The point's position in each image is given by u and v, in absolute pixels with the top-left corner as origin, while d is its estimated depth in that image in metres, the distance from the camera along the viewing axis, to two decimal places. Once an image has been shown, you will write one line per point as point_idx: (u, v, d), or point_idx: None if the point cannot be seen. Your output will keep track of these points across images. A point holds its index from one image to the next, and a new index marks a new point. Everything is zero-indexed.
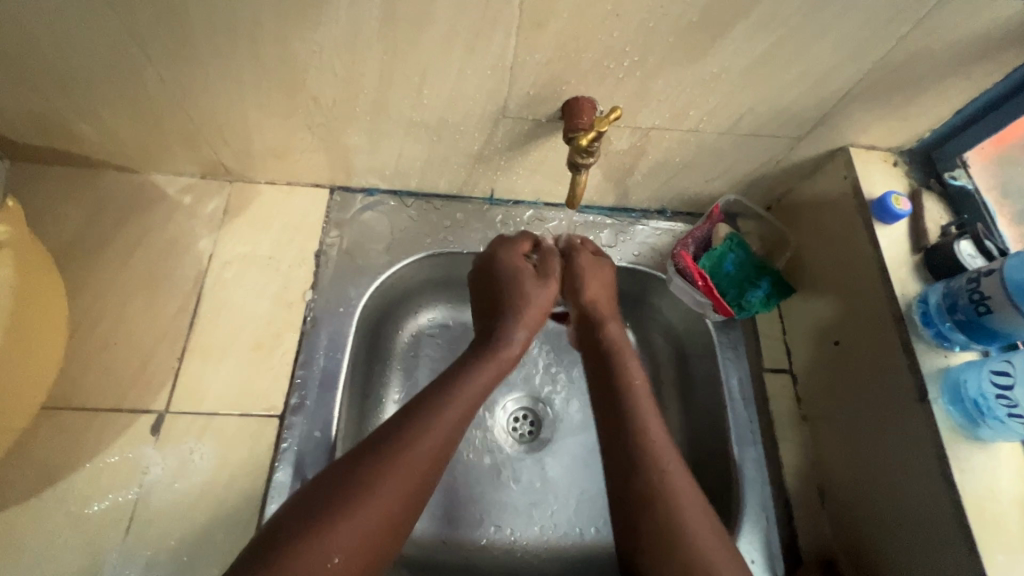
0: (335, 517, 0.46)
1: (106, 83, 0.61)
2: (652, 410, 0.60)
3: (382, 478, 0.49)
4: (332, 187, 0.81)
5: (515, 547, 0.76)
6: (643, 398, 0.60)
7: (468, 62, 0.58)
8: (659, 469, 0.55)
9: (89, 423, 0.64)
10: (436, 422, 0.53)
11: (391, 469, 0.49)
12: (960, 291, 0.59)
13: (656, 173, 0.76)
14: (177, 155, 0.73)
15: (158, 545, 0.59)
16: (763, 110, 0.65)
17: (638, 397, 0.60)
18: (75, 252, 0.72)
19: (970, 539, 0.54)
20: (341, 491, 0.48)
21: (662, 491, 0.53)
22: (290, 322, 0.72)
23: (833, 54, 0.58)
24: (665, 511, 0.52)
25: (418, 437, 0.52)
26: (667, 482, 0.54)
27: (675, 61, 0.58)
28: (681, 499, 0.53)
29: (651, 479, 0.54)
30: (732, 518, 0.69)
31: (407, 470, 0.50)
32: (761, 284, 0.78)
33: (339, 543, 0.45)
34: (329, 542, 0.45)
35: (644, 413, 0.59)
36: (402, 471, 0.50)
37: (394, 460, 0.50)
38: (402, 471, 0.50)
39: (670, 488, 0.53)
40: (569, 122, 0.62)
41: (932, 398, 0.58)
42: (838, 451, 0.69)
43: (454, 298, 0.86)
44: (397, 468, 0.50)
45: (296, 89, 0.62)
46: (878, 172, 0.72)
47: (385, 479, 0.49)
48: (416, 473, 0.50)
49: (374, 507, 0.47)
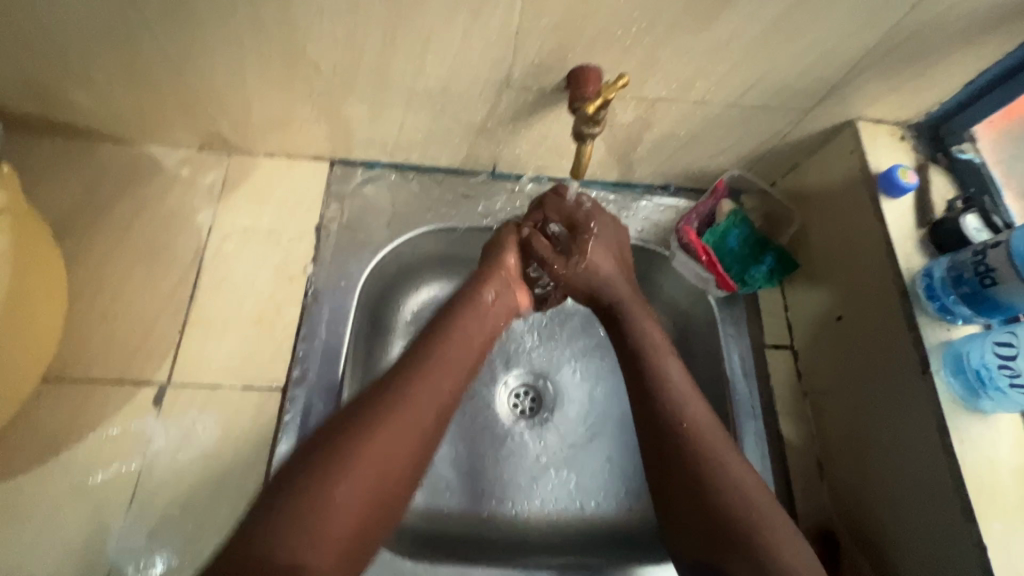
0: (336, 460, 0.48)
1: (100, 49, 0.59)
2: (682, 374, 0.62)
3: (383, 423, 0.51)
4: (332, 160, 0.79)
5: (516, 520, 0.76)
6: (673, 364, 0.62)
7: (472, 28, 0.57)
8: (690, 431, 0.57)
9: (90, 395, 0.63)
10: (433, 372, 0.56)
11: (387, 419, 0.51)
12: (966, 263, 0.59)
13: (661, 147, 0.75)
14: (175, 126, 0.72)
15: (163, 514, 0.60)
16: (773, 81, 0.64)
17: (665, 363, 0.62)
18: (71, 224, 0.71)
19: (969, 507, 0.54)
20: (342, 439, 0.50)
21: (697, 452, 0.56)
22: (291, 296, 0.72)
23: (846, 21, 0.56)
24: (699, 471, 0.55)
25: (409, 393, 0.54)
26: (698, 439, 0.56)
27: (685, 28, 0.57)
28: (721, 454, 0.56)
29: (685, 439, 0.56)
30: None
31: (406, 419, 0.52)
32: (764, 260, 0.78)
33: (343, 482, 0.47)
34: (333, 484, 0.47)
35: (673, 380, 0.60)
36: (403, 417, 0.52)
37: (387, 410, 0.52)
38: (399, 422, 0.52)
39: (704, 449, 0.56)
40: (574, 92, 0.61)
41: (934, 370, 0.59)
42: (839, 425, 0.70)
43: (457, 272, 0.85)
44: (393, 419, 0.52)
45: (296, 56, 0.60)
46: (885, 146, 0.71)
47: (380, 432, 0.51)
48: (416, 424, 0.53)
49: (378, 449, 0.50)
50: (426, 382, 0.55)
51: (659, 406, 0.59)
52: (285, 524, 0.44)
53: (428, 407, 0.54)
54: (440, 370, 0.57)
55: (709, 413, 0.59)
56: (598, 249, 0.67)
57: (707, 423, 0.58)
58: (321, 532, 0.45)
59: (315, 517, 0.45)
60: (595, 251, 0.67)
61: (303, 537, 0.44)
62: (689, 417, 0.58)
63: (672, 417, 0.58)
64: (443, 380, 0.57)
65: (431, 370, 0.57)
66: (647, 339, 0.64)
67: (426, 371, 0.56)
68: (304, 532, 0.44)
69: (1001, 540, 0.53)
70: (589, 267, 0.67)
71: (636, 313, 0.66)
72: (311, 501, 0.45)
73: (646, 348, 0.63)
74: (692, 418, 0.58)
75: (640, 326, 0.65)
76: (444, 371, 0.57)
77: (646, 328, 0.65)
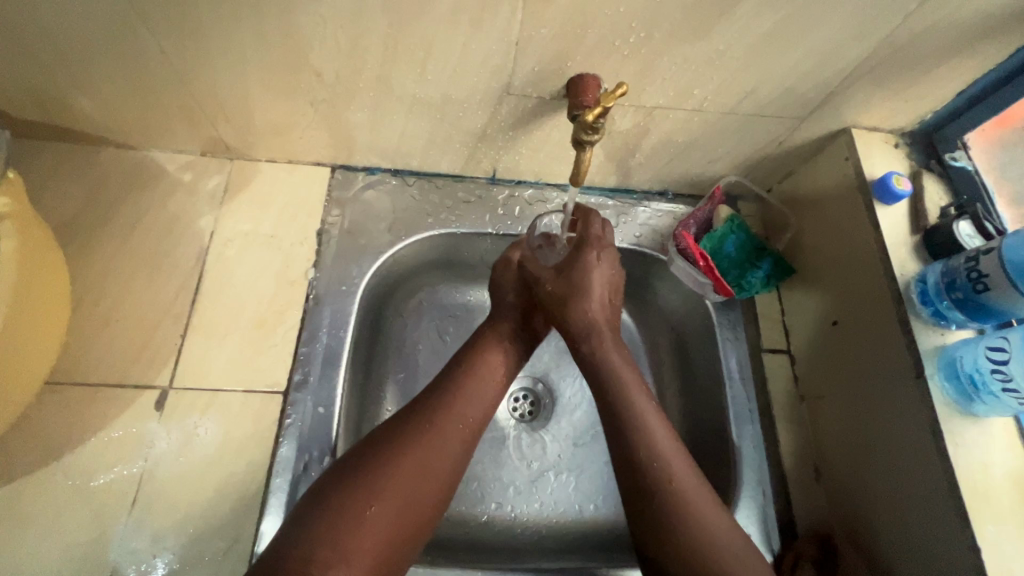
0: (367, 481, 0.53)
1: (105, 56, 0.60)
2: (663, 430, 0.59)
3: (411, 448, 0.56)
4: (333, 166, 0.80)
5: (515, 524, 0.77)
6: (654, 417, 0.60)
7: (473, 37, 0.58)
8: (670, 493, 0.55)
9: (93, 398, 0.64)
10: (458, 403, 0.61)
11: (416, 442, 0.57)
12: (959, 270, 0.60)
13: (659, 154, 0.76)
14: (178, 132, 0.72)
15: (164, 518, 0.60)
16: (769, 89, 0.65)
17: (644, 416, 0.60)
18: (74, 228, 0.71)
19: (964, 511, 0.55)
20: (374, 458, 0.55)
21: (675, 515, 0.54)
22: (292, 300, 0.72)
23: (839, 31, 0.58)
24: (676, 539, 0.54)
25: (436, 420, 0.59)
26: (679, 502, 0.55)
27: (682, 38, 0.58)
28: (683, 487, 0.56)
29: (663, 504, 0.55)
30: (731, 494, 0.70)
31: (432, 446, 0.57)
32: (762, 266, 0.78)
33: (375, 502, 0.52)
34: (363, 499, 0.52)
35: (653, 435, 0.58)
36: (430, 442, 0.57)
37: (416, 435, 0.57)
38: (426, 448, 0.57)
39: (682, 513, 0.54)
40: (575, 100, 0.62)
41: (929, 374, 0.60)
42: (836, 429, 0.70)
43: (458, 277, 0.87)
44: (421, 443, 0.57)
45: (299, 63, 0.61)
46: (879, 153, 0.72)
47: (409, 454, 0.56)
48: (443, 449, 0.57)
49: (406, 473, 0.55)
50: (452, 412, 0.60)
51: (638, 462, 0.57)
52: (323, 537, 0.49)
53: (453, 435, 0.59)
54: (464, 401, 0.62)
55: (693, 473, 0.57)
56: (584, 268, 0.67)
57: (692, 487, 0.56)
58: (354, 546, 0.50)
59: (345, 528, 0.50)
60: (584, 269, 0.67)
61: (339, 549, 0.49)
62: (668, 477, 0.56)
63: (637, 437, 0.58)
64: (467, 410, 0.61)
65: (457, 396, 0.61)
66: (621, 380, 0.62)
67: (451, 403, 0.61)
68: (340, 546, 0.49)
69: (995, 542, 0.54)
70: (573, 285, 0.67)
71: (614, 362, 0.64)
72: (343, 513, 0.51)
73: (626, 401, 0.61)
74: (671, 479, 0.56)
75: (620, 376, 0.63)
76: (468, 401, 0.62)
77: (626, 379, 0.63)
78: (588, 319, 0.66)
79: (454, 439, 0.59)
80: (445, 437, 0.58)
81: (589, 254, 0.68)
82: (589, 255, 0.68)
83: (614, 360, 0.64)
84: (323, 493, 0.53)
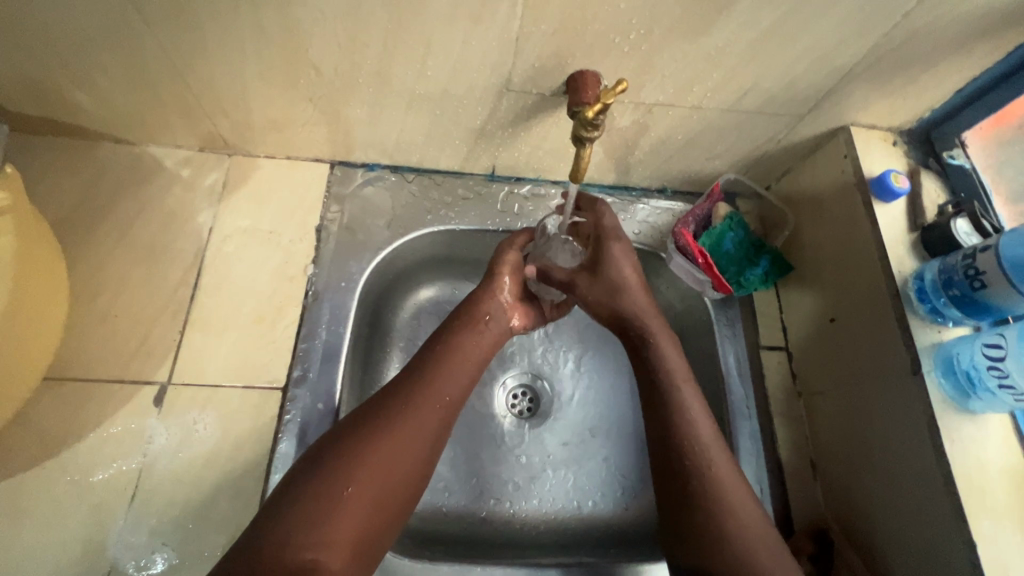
0: (345, 463, 0.53)
1: (103, 51, 0.59)
2: (705, 418, 0.61)
3: (388, 429, 0.56)
4: (332, 162, 0.80)
5: (514, 519, 0.77)
6: (698, 409, 0.61)
7: (472, 33, 0.58)
8: (709, 479, 0.57)
9: (91, 394, 0.64)
10: (435, 383, 0.61)
11: (393, 424, 0.57)
12: (956, 267, 0.60)
13: (658, 151, 0.76)
14: (176, 127, 0.72)
15: (163, 513, 0.60)
16: (768, 86, 0.65)
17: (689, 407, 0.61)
18: (72, 224, 0.71)
19: (959, 506, 0.55)
20: (351, 442, 0.55)
21: (706, 501, 0.56)
22: (291, 296, 0.72)
23: (839, 28, 0.58)
24: (710, 514, 0.55)
25: (412, 403, 0.59)
26: (714, 488, 0.57)
27: (681, 35, 0.58)
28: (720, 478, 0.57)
29: (702, 489, 0.57)
30: None
31: (408, 428, 0.57)
32: (760, 263, 0.79)
33: (352, 483, 0.52)
34: (339, 483, 0.52)
35: (695, 424, 0.60)
36: (406, 423, 0.57)
37: (392, 418, 0.57)
38: (403, 428, 0.57)
39: (719, 498, 0.56)
40: (574, 96, 0.62)
41: (925, 371, 0.60)
42: (832, 425, 0.71)
43: (457, 274, 0.87)
44: (397, 425, 0.57)
45: (298, 58, 0.61)
46: (878, 151, 0.72)
47: (386, 436, 0.56)
48: (420, 431, 0.58)
49: (383, 454, 0.55)
50: (429, 391, 0.60)
51: (678, 448, 0.59)
52: (299, 521, 0.49)
53: (430, 415, 0.59)
54: (440, 381, 0.62)
55: (729, 461, 0.59)
56: (615, 261, 0.67)
57: (728, 474, 0.58)
58: (332, 528, 0.50)
59: (320, 511, 0.50)
60: (613, 261, 0.67)
61: (316, 533, 0.49)
62: (708, 465, 0.58)
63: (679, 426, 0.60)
64: (442, 391, 0.61)
65: (433, 379, 0.61)
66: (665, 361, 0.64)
67: (428, 383, 0.61)
68: (318, 529, 0.49)
69: (989, 537, 0.55)
70: (611, 283, 0.67)
71: (665, 353, 0.64)
72: (319, 497, 0.51)
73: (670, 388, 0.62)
74: (711, 466, 0.58)
75: (671, 368, 0.63)
76: (444, 382, 0.62)
77: (677, 372, 0.63)
78: (631, 311, 0.66)
79: (431, 421, 0.59)
80: (422, 417, 0.58)
81: (613, 244, 0.68)
82: (612, 245, 0.68)
83: (664, 348, 0.65)
84: (299, 477, 0.53)
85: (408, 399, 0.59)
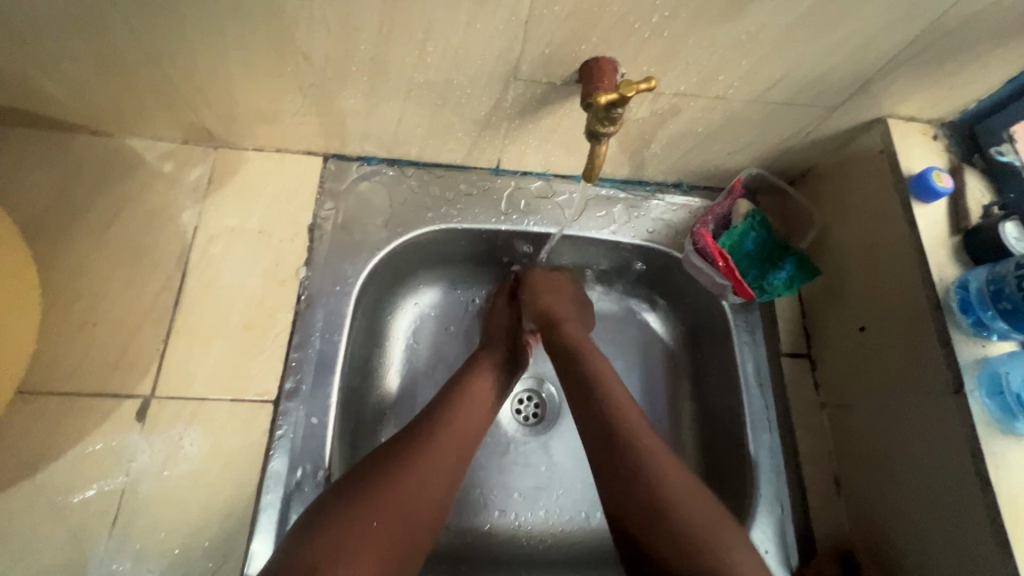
0: (366, 497, 0.52)
1: (68, 36, 0.53)
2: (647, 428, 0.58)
3: (409, 465, 0.55)
4: (326, 155, 0.75)
5: (519, 533, 0.74)
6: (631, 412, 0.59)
7: (476, 16, 0.52)
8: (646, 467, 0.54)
9: (68, 409, 0.59)
10: (456, 421, 0.61)
11: (411, 460, 0.56)
12: (1008, 277, 0.55)
13: (677, 144, 0.71)
14: (155, 118, 0.67)
15: (147, 538, 0.56)
16: (800, 76, 0.59)
17: (660, 465, 0.54)
18: (45, 224, 0.66)
19: (1004, 539, 0.51)
20: (368, 479, 0.54)
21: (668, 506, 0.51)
22: (283, 302, 0.68)
23: (886, 11, 0.52)
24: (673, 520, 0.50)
25: (430, 441, 0.58)
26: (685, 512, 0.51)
27: (709, 18, 0.52)
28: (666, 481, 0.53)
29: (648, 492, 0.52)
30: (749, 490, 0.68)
31: (431, 462, 0.57)
32: (784, 266, 0.73)
33: (377, 515, 0.51)
34: (360, 515, 0.51)
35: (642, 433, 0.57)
36: (427, 458, 0.57)
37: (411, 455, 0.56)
38: (423, 463, 0.56)
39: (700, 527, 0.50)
40: (589, 86, 0.56)
41: (968, 391, 0.56)
42: (860, 440, 0.66)
43: (461, 270, 0.82)
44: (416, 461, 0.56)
45: (284, 43, 0.55)
46: (917, 146, 0.66)
47: (405, 473, 0.55)
48: (440, 463, 0.57)
49: (405, 487, 0.54)
50: (445, 427, 0.60)
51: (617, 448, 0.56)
52: (325, 550, 0.48)
53: (448, 449, 0.59)
54: (460, 416, 0.62)
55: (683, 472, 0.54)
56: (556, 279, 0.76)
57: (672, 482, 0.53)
58: (356, 558, 0.48)
59: (343, 544, 0.49)
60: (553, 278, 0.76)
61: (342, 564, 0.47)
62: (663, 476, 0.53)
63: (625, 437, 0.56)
64: (461, 428, 0.61)
65: (450, 416, 0.62)
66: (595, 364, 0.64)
67: (450, 421, 0.61)
68: (345, 557, 0.48)
69: None
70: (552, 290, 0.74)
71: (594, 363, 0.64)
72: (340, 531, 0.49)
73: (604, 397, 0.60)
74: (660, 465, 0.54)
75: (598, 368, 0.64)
76: (466, 420, 0.62)
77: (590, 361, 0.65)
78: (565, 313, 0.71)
79: (451, 453, 0.59)
80: (441, 449, 0.58)
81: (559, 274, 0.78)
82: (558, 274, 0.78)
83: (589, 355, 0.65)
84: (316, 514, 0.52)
85: (422, 438, 0.58)
